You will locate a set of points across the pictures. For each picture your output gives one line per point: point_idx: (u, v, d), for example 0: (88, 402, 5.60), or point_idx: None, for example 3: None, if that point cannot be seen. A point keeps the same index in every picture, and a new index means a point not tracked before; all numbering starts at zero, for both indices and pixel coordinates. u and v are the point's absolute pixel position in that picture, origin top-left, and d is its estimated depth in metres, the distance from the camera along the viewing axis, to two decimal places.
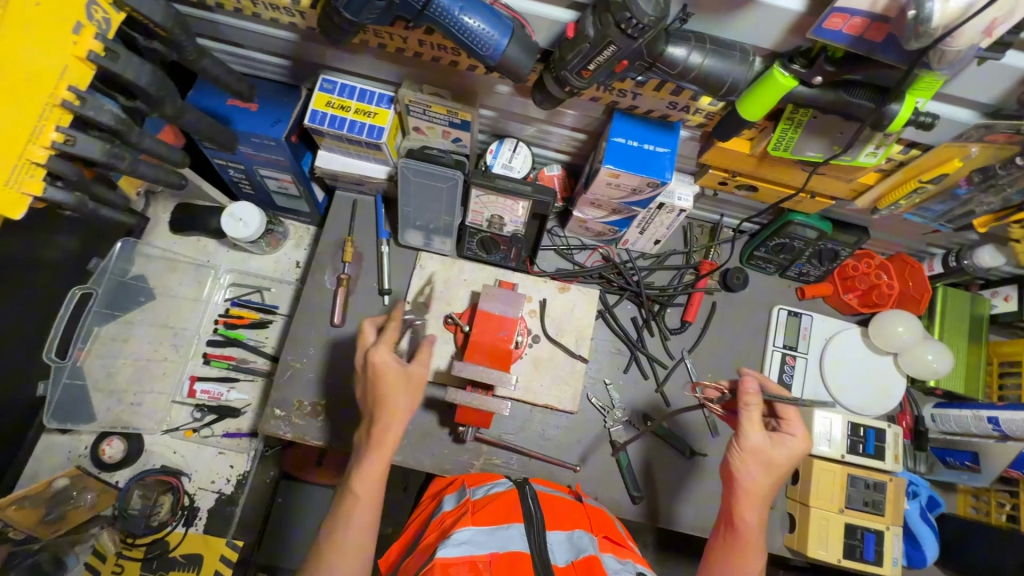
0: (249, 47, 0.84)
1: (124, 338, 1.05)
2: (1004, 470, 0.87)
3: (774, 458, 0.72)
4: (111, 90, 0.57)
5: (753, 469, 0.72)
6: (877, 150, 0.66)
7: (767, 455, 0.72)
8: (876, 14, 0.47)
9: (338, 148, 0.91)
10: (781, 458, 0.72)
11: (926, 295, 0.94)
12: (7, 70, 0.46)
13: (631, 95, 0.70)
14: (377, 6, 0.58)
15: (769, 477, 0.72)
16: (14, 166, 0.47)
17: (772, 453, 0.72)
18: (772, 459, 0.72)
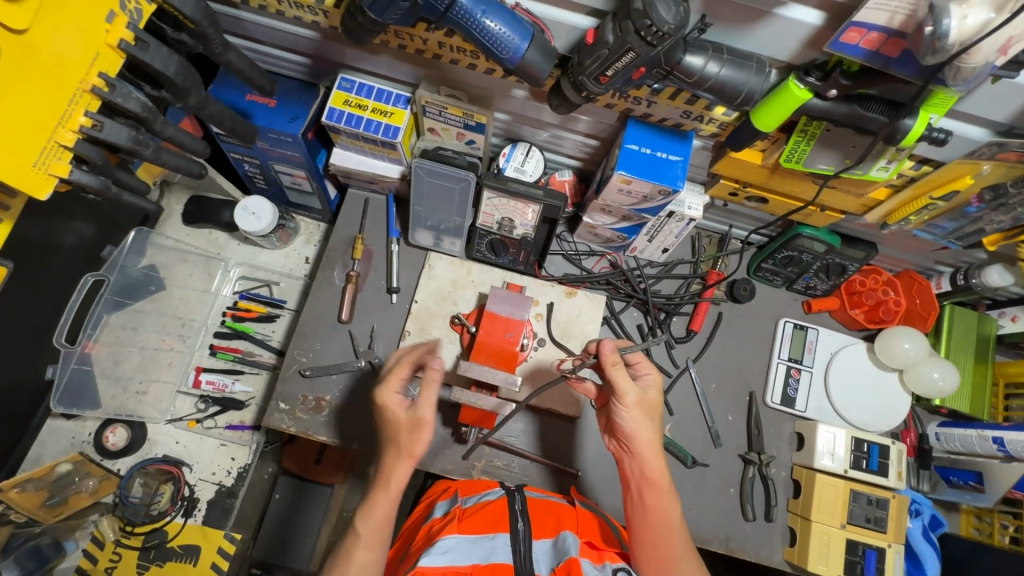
0: (270, 44, 0.85)
1: (133, 327, 1.05)
2: (1009, 491, 0.86)
3: (645, 398, 0.72)
4: (138, 79, 0.59)
5: (643, 419, 0.71)
6: (889, 165, 0.66)
7: (645, 399, 0.72)
8: (894, 29, 0.48)
9: (354, 146, 0.92)
10: (652, 394, 0.73)
11: (933, 314, 0.94)
12: (40, 55, 0.47)
13: (646, 103, 0.71)
14: (401, 7, 0.59)
15: (646, 418, 0.72)
16: (43, 147, 0.48)
17: (645, 397, 0.72)
18: (647, 402, 0.72)
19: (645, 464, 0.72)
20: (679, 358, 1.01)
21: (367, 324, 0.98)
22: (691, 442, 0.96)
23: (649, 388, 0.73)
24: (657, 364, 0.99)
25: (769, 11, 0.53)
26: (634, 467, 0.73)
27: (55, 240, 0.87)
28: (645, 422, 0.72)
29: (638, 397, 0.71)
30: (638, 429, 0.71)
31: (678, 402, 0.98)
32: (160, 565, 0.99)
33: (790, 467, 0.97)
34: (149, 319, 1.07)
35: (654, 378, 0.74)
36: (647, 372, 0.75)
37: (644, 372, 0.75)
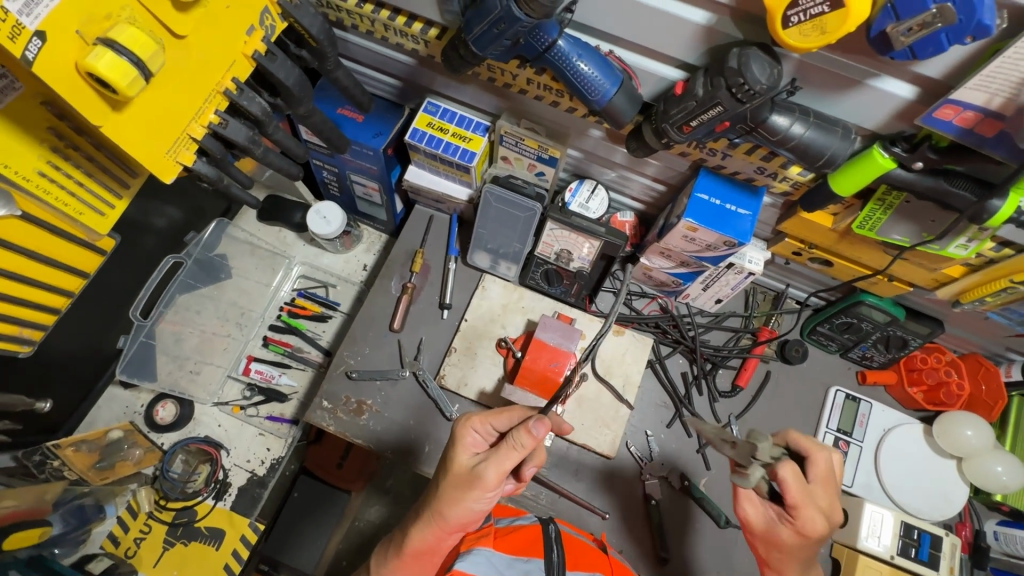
0: (368, 65, 0.92)
1: (198, 309, 1.13)
2: None
3: (807, 533, 0.67)
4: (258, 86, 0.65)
5: (762, 545, 0.72)
6: (969, 243, 0.65)
7: (771, 535, 0.70)
8: (991, 111, 0.48)
9: (428, 166, 0.96)
10: (782, 537, 0.69)
11: (1000, 402, 0.89)
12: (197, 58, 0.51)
13: (720, 155, 0.73)
14: (504, 45, 0.63)
15: (800, 549, 0.69)
16: (178, 138, 0.52)
17: (773, 534, 0.70)
18: (770, 535, 0.71)
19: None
20: (721, 413, 0.99)
21: (416, 336, 1.01)
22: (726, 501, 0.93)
23: (782, 529, 0.69)
24: (698, 416, 0.98)
25: (861, 80, 0.54)
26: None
27: (149, 220, 0.94)
28: (809, 549, 0.68)
29: (783, 538, 0.69)
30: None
31: (715, 457, 0.96)
32: (185, 544, 1.01)
33: (830, 545, 0.91)
34: (211, 305, 1.14)
35: (818, 520, 0.66)
36: (803, 519, 0.66)
37: (803, 523, 0.66)
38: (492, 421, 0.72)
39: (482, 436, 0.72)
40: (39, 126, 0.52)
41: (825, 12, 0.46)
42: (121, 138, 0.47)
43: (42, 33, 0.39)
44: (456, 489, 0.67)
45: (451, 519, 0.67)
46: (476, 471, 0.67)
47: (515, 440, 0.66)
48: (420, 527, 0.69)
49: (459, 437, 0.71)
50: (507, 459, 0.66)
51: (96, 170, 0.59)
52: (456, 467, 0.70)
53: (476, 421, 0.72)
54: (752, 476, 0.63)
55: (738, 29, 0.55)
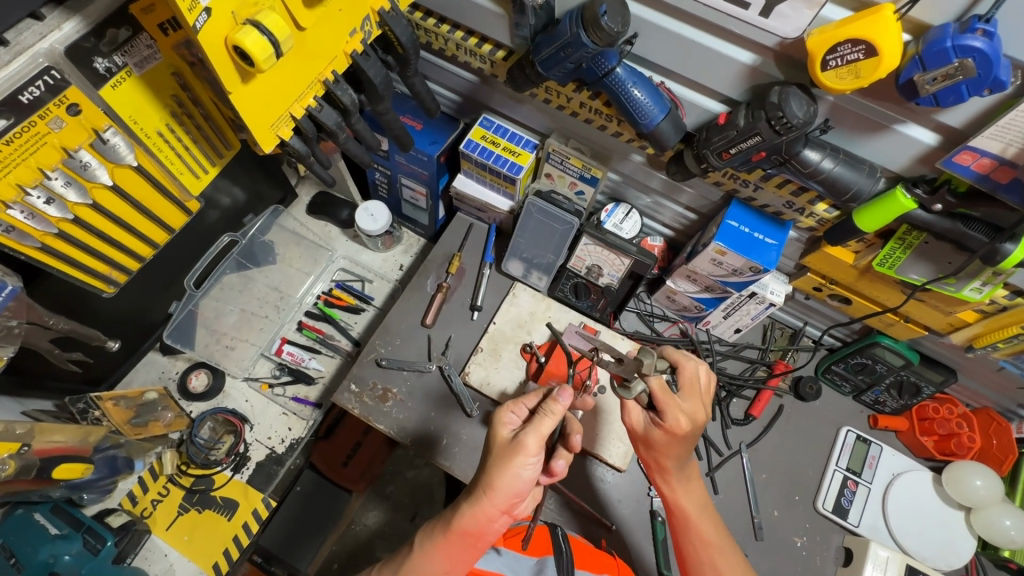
0: (433, 79, 1.01)
1: (241, 289, 1.19)
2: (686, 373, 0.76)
3: (676, 433, 0.72)
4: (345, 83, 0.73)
5: (646, 448, 0.77)
6: (983, 287, 0.69)
7: (651, 437, 0.75)
8: (1005, 159, 0.54)
9: (476, 175, 1.04)
10: (658, 437, 0.74)
11: (1011, 458, 0.91)
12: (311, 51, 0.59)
13: (752, 187, 0.79)
14: (567, 67, 0.71)
15: (673, 446, 0.74)
16: (283, 116, 0.60)
17: (649, 436, 0.75)
18: (650, 438, 0.75)
19: (692, 520, 0.76)
20: (733, 439, 1.01)
21: (445, 333, 1.05)
22: (732, 527, 0.95)
23: (656, 432, 0.74)
24: (710, 440, 0.99)
25: (887, 125, 0.61)
26: (680, 526, 0.77)
27: (218, 197, 1.02)
28: (680, 446, 0.74)
29: (657, 438, 0.74)
30: (686, 501, 0.77)
31: (724, 482, 0.97)
32: (198, 511, 1.04)
33: None
34: (254, 286, 1.20)
35: (683, 420, 0.72)
36: (670, 418, 0.72)
37: (669, 421, 0.72)
38: (524, 401, 0.76)
39: (517, 415, 0.75)
40: (166, 94, 0.65)
41: (860, 59, 0.52)
42: (244, 107, 0.55)
43: (210, 9, 0.47)
44: (502, 460, 0.68)
45: (495, 489, 0.66)
46: (517, 439, 0.68)
47: (547, 407, 0.70)
48: (469, 499, 0.67)
49: (497, 418, 0.74)
50: (544, 424, 0.69)
51: (199, 137, 0.72)
52: (498, 443, 0.71)
53: (512, 403, 0.76)
54: (633, 388, 0.71)
55: (779, 71, 0.62)
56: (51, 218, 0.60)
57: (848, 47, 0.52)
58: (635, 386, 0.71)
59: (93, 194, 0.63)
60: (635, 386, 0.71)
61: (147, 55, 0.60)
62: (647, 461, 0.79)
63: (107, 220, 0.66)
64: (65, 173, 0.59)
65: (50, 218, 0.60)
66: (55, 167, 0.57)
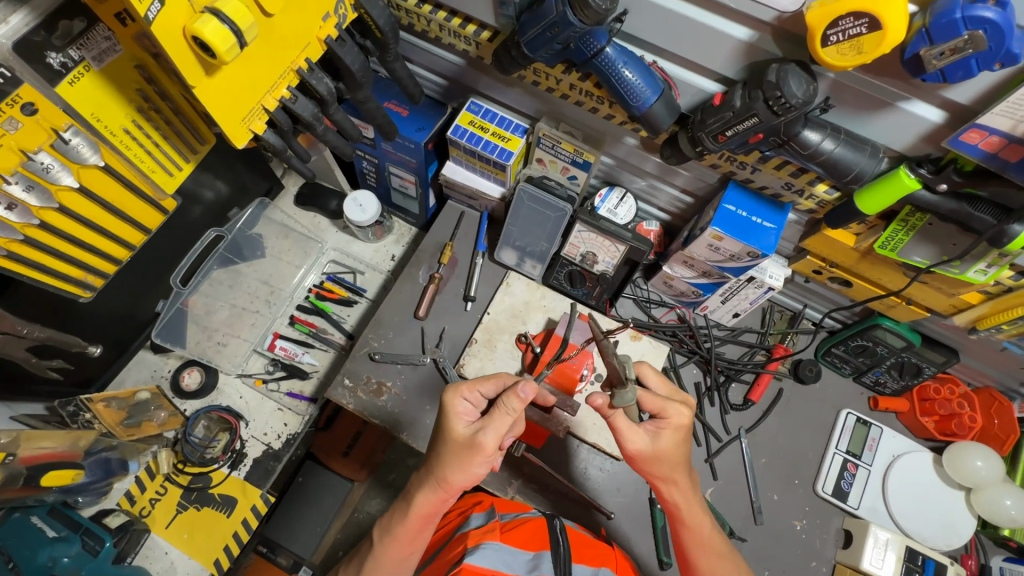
0: (417, 63, 0.97)
1: (230, 284, 1.17)
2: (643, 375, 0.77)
3: (681, 428, 0.72)
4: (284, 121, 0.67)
5: (653, 466, 0.72)
6: (988, 269, 0.67)
7: (660, 451, 0.71)
8: (1015, 137, 0.51)
9: (466, 162, 1.01)
10: (669, 444, 0.71)
11: (1012, 437, 0.90)
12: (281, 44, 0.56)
13: (750, 169, 0.76)
14: (555, 48, 0.67)
15: (681, 448, 0.72)
16: (254, 109, 0.57)
17: (656, 448, 0.71)
18: (658, 453, 0.71)
19: (704, 536, 0.73)
20: (732, 425, 1.00)
21: (439, 325, 1.03)
22: (731, 512, 0.94)
23: (664, 439, 0.71)
24: (709, 426, 0.99)
25: (891, 102, 0.58)
26: (689, 541, 0.73)
27: (199, 192, 0.99)
28: (685, 446, 0.72)
29: (669, 444, 0.71)
30: (700, 518, 0.73)
31: (723, 468, 0.97)
32: (197, 509, 1.03)
33: (832, 564, 0.93)
34: (244, 280, 1.18)
35: (684, 413, 0.72)
36: (673, 417, 0.72)
37: (672, 416, 0.72)
38: (480, 387, 0.73)
39: (472, 402, 0.73)
40: (130, 88, 0.62)
41: (863, 33, 0.49)
42: (209, 101, 0.52)
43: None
44: (457, 457, 0.69)
45: (445, 479, 0.70)
46: (474, 438, 0.69)
47: (506, 405, 0.68)
48: (422, 486, 0.72)
49: (449, 406, 0.71)
50: (501, 424, 0.68)
51: (170, 134, 0.69)
52: (455, 436, 0.70)
53: (465, 390, 0.72)
54: (628, 392, 0.70)
55: (777, 47, 0.59)
56: (14, 223, 0.58)
57: (850, 21, 0.49)
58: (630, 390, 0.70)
59: (58, 197, 0.61)
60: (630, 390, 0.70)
61: (106, 48, 0.57)
62: (651, 478, 0.74)
63: (76, 224, 0.64)
64: (26, 177, 0.57)
65: (13, 225, 0.58)
66: (14, 172, 0.55)
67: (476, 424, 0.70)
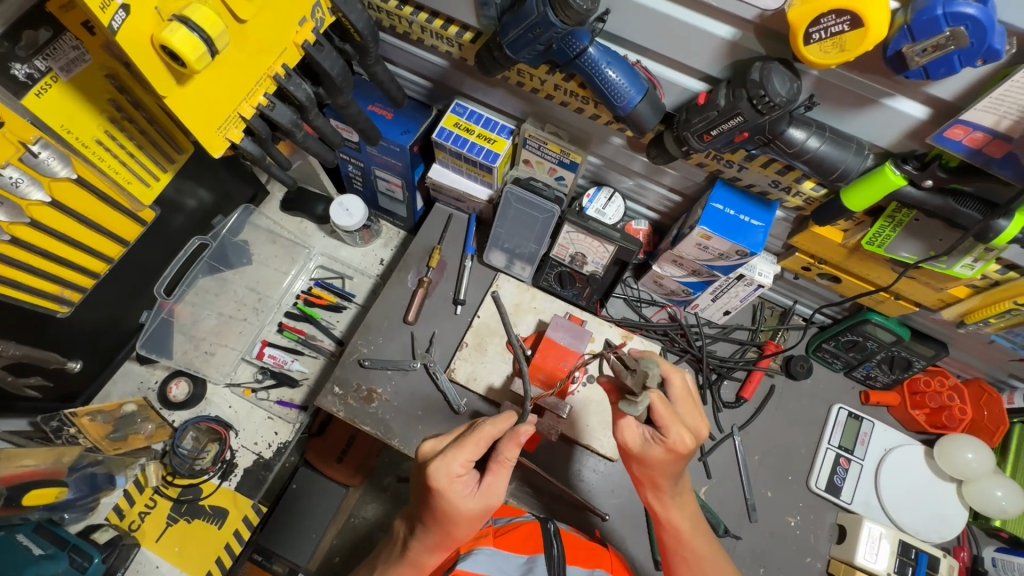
0: (399, 65, 0.95)
1: (217, 293, 1.15)
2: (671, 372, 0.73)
3: (678, 451, 0.68)
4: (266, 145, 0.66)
5: (637, 464, 0.72)
6: (975, 263, 0.67)
7: (647, 455, 0.70)
8: (999, 132, 0.51)
9: (452, 164, 0.99)
10: (655, 455, 0.69)
11: (1002, 428, 0.89)
12: (256, 52, 0.55)
13: (737, 167, 0.76)
14: (537, 49, 0.66)
15: (671, 465, 0.69)
16: (229, 118, 0.56)
17: (646, 454, 0.70)
18: (644, 457, 0.70)
19: (684, 536, 0.73)
20: (724, 423, 1.00)
21: (429, 329, 1.02)
22: (725, 510, 0.94)
23: (653, 450, 0.69)
24: None
25: (875, 99, 0.57)
26: (670, 540, 0.75)
27: (181, 200, 0.97)
28: (677, 465, 0.70)
29: (655, 456, 0.69)
30: (679, 520, 0.73)
31: (717, 467, 0.96)
32: (188, 521, 1.02)
33: (827, 560, 0.93)
34: (231, 288, 1.16)
35: (687, 438, 0.68)
36: (674, 437, 0.67)
37: (672, 439, 0.67)
38: (468, 453, 0.66)
39: (465, 469, 0.66)
40: (102, 98, 0.60)
41: (845, 30, 0.49)
42: (182, 110, 0.50)
43: (127, 6, 0.43)
44: (471, 523, 0.67)
45: (456, 539, 0.69)
46: (489, 505, 0.67)
47: (510, 457, 0.68)
48: (429, 549, 0.69)
49: (447, 491, 0.65)
50: (506, 477, 0.69)
51: (145, 143, 0.68)
52: (465, 514, 0.66)
53: (457, 465, 0.66)
54: (640, 402, 0.67)
55: (760, 45, 0.58)
56: None
57: (832, 18, 0.48)
58: (641, 400, 0.67)
59: (29, 212, 0.60)
60: (641, 400, 0.67)
61: (74, 57, 0.55)
62: (636, 475, 0.75)
63: (50, 238, 0.64)
64: None
65: None
66: None
67: (481, 490, 0.67)
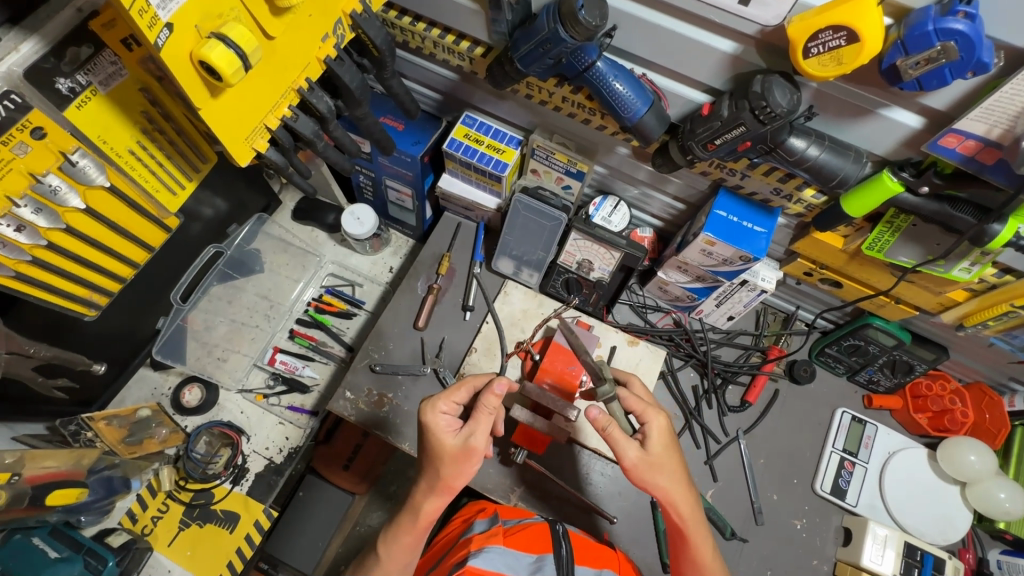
0: (411, 79, 0.99)
1: (230, 300, 1.17)
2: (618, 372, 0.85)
3: (666, 433, 0.72)
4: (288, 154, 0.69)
5: (652, 476, 0.71)
6: (972, 266, 0.70)
7: (653, 459, 0.71)
8: (990, 140, 0.54)
9: (461, 174, 1.02)
10: (658, 451, 0.71)
11: (1004, 431, 0.91)
12: (281, 67, 0.58)
13: (740, 176, 0.78)
14: (547, 63, 0.69)
15: (671, 453, 0.72)
16: (256, 128, 0.59)
17: (650, 456, 0.70)
18: (653, 460, 0.71)
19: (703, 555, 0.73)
20: (730, 427, 1.02)
21: (438, 335, 1.04)
22: (732, 513, 0.95)
23: (653, 444, 0.71)
24: (707, 428, 1.00)
25: (872, 110, 0.60)
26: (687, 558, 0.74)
27: (199, 209, 1.00)
28: (675, 452, 0.73)
29: (658, 451, 0.71)
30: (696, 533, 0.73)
31: (722, 470, 0.98)
32: (200, 526, 1.03)
33: (833, 562, 0.94)
34: (243, 296, 1.18)
35: (664, 417, 0.72)
36: (652, 423, 0.72)
37: (654, 422, 0.72)
38: (454, 396, 0.75)
39: (451, 412, 0.74)
40: (135, 110, 0.63)
41: (842, 45, 0.51)
42: (215, 122, 0.53)
43: (171, 25, 0.46)
44: (454, 463, 0.72)
45: (448, 485, 0.73)
46: (467, 446, 0.71)
47: (485, 405, 0.72)
48: (427, 493, 0.74)
49: (431, 424, 0.73)
50: (485, 424, 0.72)
51: (173, 153, 0.71)
52: (446, 450, 0.72)
53: (442, 403, 0.74)
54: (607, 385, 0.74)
55: (761, 59, 0.61)
56: (23, 245, 0.60)
57: (829, 33, 0.51)
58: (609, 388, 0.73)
59: (66, 218, 0.63)
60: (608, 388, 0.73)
61: (112, 72, 0.58)
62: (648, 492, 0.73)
63: (83, 244, 0.66)
64: (35, 200, 0.59)
65: (22, 246, 0.60)
66: (23, 195, 0.57)
67: (463, 432, 0.73)
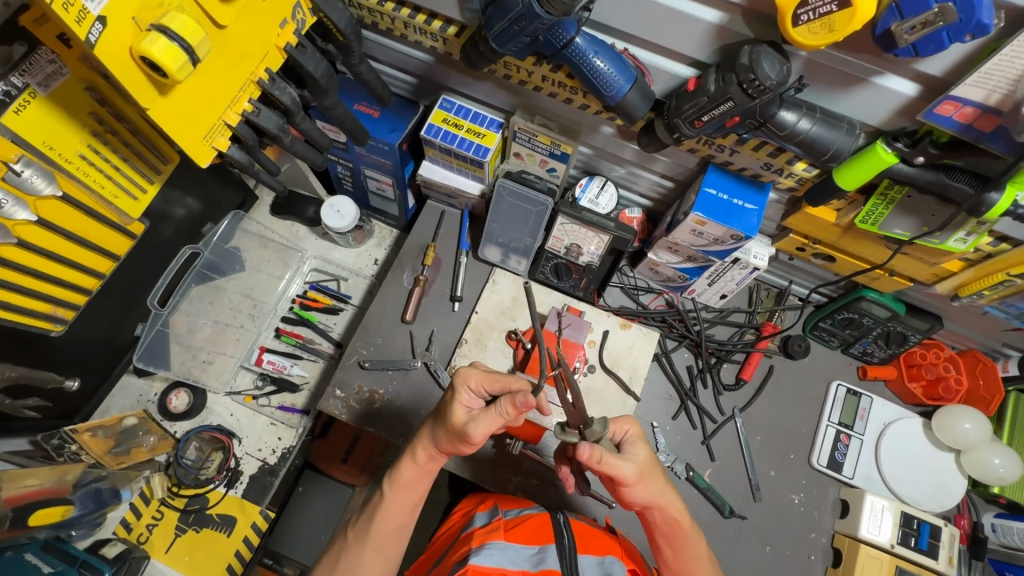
0: (384, 62, 0.94)
1: (211, 301, 1.14)
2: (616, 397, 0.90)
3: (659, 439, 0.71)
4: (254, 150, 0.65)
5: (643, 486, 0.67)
6: (968, 237, 0.68)
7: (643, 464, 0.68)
8: (989, 106, 0.51)
9: (442, 161, 0.99)
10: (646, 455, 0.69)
11: (998, 397, 0.91)
12: (236, 58, 0.54)
13: (729, 152, 0.75)
14: (523, 41, 0.65)
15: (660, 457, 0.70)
16: (215, 125, 0.55)
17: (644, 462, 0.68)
18: (645, 467, 0.67)
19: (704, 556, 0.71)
20: (725, 406, 1.01)
21: (427, 327, 1.02)
22: (730, 491, 0.95)
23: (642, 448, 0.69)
24: (703, 408, 0.99)
25: (864, 78, 0.57)
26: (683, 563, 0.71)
27: (170, 210, 0.96)
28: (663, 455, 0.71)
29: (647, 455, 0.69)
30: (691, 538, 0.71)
31: (719, 449, 0.98)
32: (196, 531, 1.02)
33: (831, 534, 0.94)
34: (225, 296, 1.15)
35: None
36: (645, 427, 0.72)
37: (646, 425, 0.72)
38: (486, 381, 0.72)
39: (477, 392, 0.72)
40: (83, 111, 0.59)
41: (833, 11, 0.48)
42: (166, 121, 0.50)
43: (105, 18, 0.42)
44: (450, 435, 0.71)
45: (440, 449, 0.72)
46: (466, 429, 0.68)
47: (500, 406, 0.67)
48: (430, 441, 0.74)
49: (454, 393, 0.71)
50: (492, 422, 0.68)
51: (130, 155, 0.67)
52: (449, 420, 0.70)
53: (474, 380, 0.71)
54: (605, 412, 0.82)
55: (748, 28, 0.58)
56: None
57: None
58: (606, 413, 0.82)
59: (17, 231, 0.60)
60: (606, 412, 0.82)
61: (52, 71, 0.54)
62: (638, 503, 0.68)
63: (38, 257, 0.63)
64: None
65: None
66: None
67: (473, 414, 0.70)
